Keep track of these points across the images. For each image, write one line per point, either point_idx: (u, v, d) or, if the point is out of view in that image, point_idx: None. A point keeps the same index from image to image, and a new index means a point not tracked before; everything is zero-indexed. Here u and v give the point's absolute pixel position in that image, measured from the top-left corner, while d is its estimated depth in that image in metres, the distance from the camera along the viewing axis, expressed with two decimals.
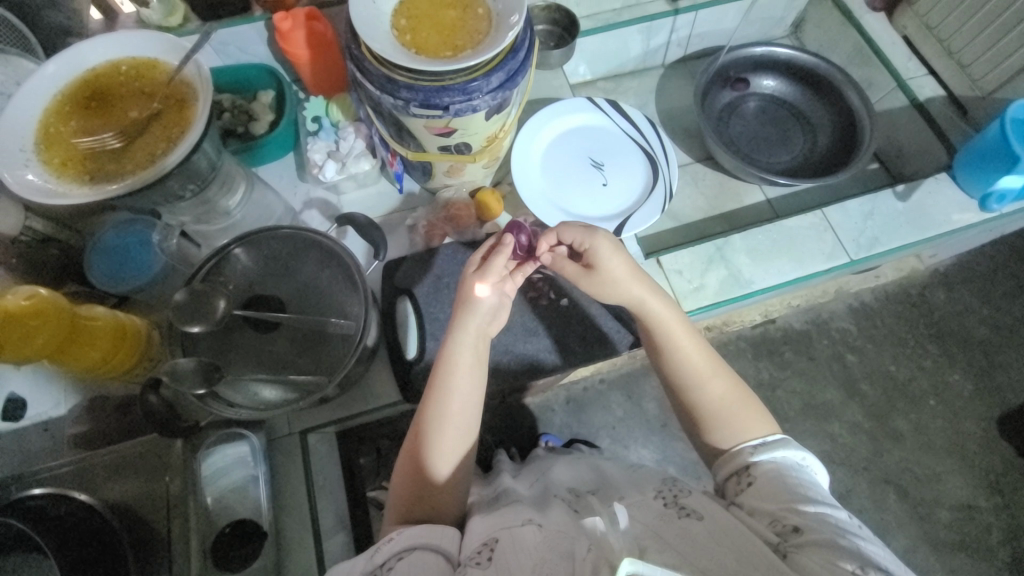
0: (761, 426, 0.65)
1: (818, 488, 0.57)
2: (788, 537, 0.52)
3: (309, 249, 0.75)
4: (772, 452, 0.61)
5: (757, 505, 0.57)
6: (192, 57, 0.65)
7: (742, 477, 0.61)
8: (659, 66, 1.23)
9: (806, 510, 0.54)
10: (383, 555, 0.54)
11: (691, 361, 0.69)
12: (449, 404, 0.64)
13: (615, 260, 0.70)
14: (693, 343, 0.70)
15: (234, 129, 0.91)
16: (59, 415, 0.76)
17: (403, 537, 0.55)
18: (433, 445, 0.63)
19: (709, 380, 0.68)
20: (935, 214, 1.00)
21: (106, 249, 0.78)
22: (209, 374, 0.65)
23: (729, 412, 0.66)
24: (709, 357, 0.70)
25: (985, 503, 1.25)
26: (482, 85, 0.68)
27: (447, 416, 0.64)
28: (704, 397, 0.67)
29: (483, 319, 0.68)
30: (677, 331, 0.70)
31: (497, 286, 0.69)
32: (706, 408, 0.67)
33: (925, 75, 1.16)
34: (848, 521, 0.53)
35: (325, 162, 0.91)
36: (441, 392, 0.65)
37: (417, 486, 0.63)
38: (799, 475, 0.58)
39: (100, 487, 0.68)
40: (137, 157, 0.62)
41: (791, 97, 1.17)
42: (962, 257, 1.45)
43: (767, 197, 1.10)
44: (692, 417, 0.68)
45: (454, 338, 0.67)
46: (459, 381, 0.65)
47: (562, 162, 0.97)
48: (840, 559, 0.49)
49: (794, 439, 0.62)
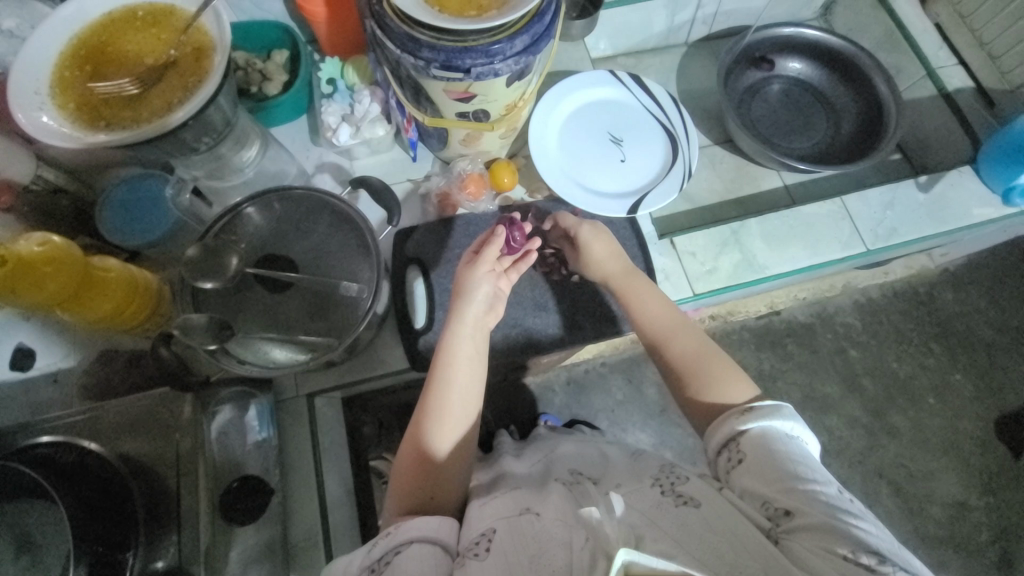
0: (742, 388, 0.66)
1: (808, 460, 0.57)
2: (779, 521, 0.53)
3: (321, 212, 0.74)
4: (761, 420, 0.60)
5: (750, 487, 0.56)
6: (210, 4, 0.63)
7: (731, 454, 0.60)
8: (681, 44, 1.20)
9: (797, 490, 0.54)
10: (381, 549, 0.55)
11: (664, 326, 0.74)
12: (448, 393, 0.65)
13: (596, 238, 0.81)
14: (667, 312, 0.75)
15: (248, 87, 0.89)
16: (68, 366, 0.77)
17: (403, 530, 0.55)
18: (433, 430, 0.64)
19: (677, 338, 0.72)
20: (956, 207, 0.98)
21: (119, 203, 0.77)
22: (221, 331, 0.65)
23: (700, 366, 0.69)
24: (681, 321, 0.74)
25: (977, 502, 1.26)
26: (505, 48, 0.66)
27: (445, 402, 0.65)
28: (679, 360, 0.71)
29: (480, 309, 0.70)
30: (649, 302, 0.77)
31: (492, 276, 0.71)
32: (682, 366, 0.70)
33: (954, 64, 1.12)
34: (835, 496, 0.53)
35: (339, 125, 0.89)
36: (442, 382, 0.66)
37: (419, 475, 0.63)
38: (788, 448, 0.57)
39: (110, 439, 0.66)
40: (153, 104, 0.61)
41: (816, 81, 1.14)
42: (974, 256, 1.43)
43: (784, 184, 1.08)
44: (673, 376, 0.71)
45: (452, 327, 0.69)
46: (458, 368, 0.67)
47: (581, 136, 0.95)
48: (836, 545, 0.49)
49: (785, 406, 0.60)
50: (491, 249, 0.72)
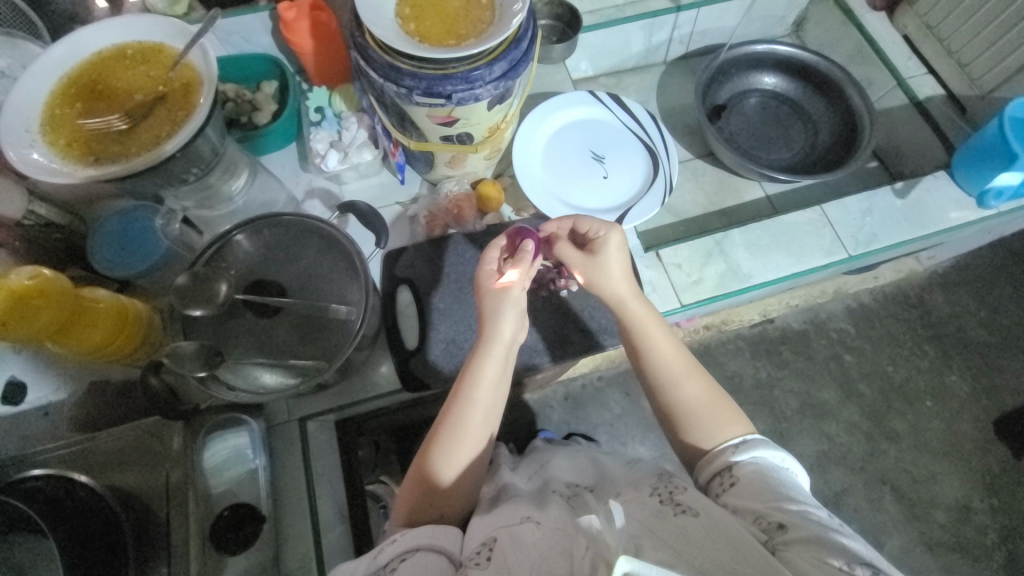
0: (736, 425, 0.66)
1: (798, 488, 0.57)
2: (774, 534, 0.52)
3: (310, 236, 0.75)
4: (752, 452, 0.61)
5: (742, 503, 0.56)
6: (197, 42, 0.65)
7: (725, 477, 0.61)
8: (660, 63, 1.23)
9: (790, 509, 0.53)
10: (386, 556, 0.54)
11: (666, 362, 0.70)
12: (470, 415, 0.64)
13: (618, 257, 0.73)
14: (671, 344, 0.71)
15: (238, 118, 0.92)
16: (60, 399, 0.76)
17: (406, 538, 0.55)
18: (444, 451, 0.63)
19: (682, 385, 0.69)
20: (933, 211, 1.00)
21: (111, 234, 0.79)
22: (210, 356, 0.66)
23: (704, 416, 0.66)
24: (687, 361, 0.70)
25: (980, 504, 1.25)
26: (485, 74, 0.68)
27: (465, 424, 0.64)
28: (686, 396, 0.68)
29: (512, 327, 0.69)
30: (653, 329, 0.72)
31: (518, 300, 0.69)
32: (682, 413, 0.67)
33: (924, 74, 1.16)
34: (829, 519, 0.52)
35: (327, 151, 0.91)
36: (464, 399, 0.65)
37: (429, 490, 0.63)
38: (779, 475, 0.58)
39: (100, 471, 0.67)
40: (142, 138, 0.62)
41: (791, 94, 1.18)
42: (960, 258, 1.45)
43: (766, 194, 1.11)
44: (668, 420, 0.69)
45: (484, 346, 0.68)
46: (482, 390, 0.65)
47: (564, 154, 0.98)
48: (826, 555, 0.48)
49: (772, 439, 0.62)
50: (516, 270, 0.69)
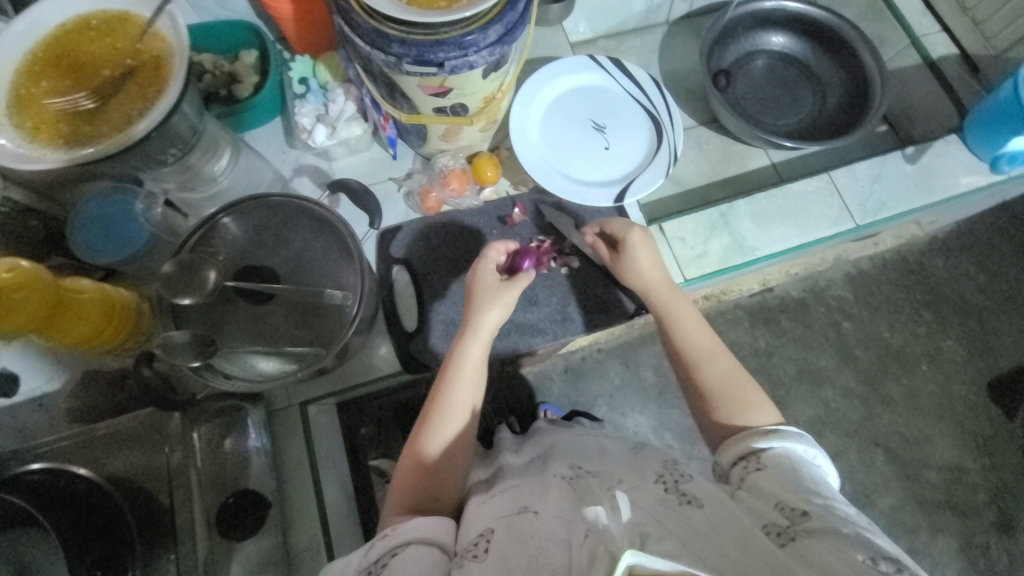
0: (766, 414, 0.65)
1: (826, 484, 0.55)
2: (797, 521, 0.51)
3: (300, 218, 0.72)
4: (782, 440, 0.60)
5: (765, 488, 0.55)
6: (165, 8, 0.60)
7: (749, 463, 0.59)
8: (662, 23, 1.17)
9: (815, 500, 0.52)
10: (378, 552, 0.54)
11: (695, 344, 0.71)
12: (457, 394, 0.66)
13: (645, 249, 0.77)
14: (701, 329, 0.72)
15: (217, 91, 0.87)
16: (53, 390, 0.75)
17: (398, 532, 0.55)
18: (435, 431, 0.64)
19: (705, 362, 0.69)
20: (943, 176, 0.98)
21: (89, 219, 0.73)
22: (204, 347, 0.63)
23: (733, 398, 0.66)
24: (711, 339, 0.71)
25: (972, 465, 1.28)
26: (479, 39, 0.64)
27: (452, 403, 0.66)
28: (713, 376, 0.68)
29: (495, 315, 0.71)
30: (682, 315, 0.73)
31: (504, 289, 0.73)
32: (709, 389, 0.68)
33: (939, 31, 1.10)
34: (857, 516, 0.51)
35: (314, 126, 0.87)
36: (451, 381, 0.67)
37: (423, 473, 0.62)
38: (808, 469, 0.56)
39: (100, 460, 0.65)
40: (112, 118, 0.58)
41: (799, 55, 1.12)
42: (962, 223, 1.43)
43: (772, 162, 1.07)
44: (698, 396, 0.69)
45: (468, 331, 0.70)
46: (468, 370, 0.68)
47: (564, 124, 0.93)
48: (850, 548, 0.47)
49: (806, 433, 0.60)
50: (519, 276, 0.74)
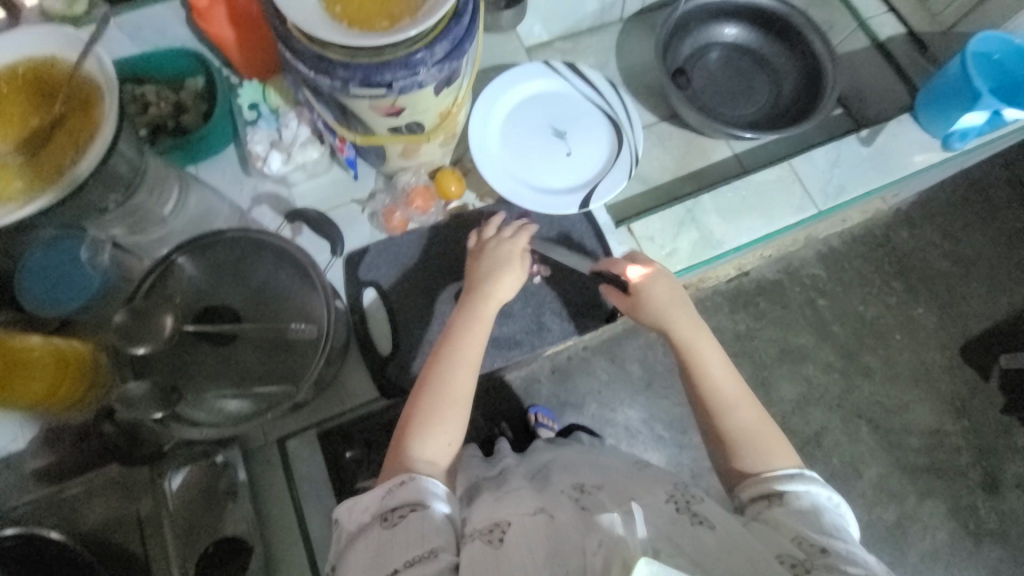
0: (789, 460, 0.63)
1: (846, 531, 0.54)
2: (814, 557, 0.50)
3: (260, 251, 0.70)
4: (806, 484, 0.59)
5: (784, 523, 0.55)
6: (90, 49, 0.57)
7: (770, 499, 0.59)
8: (617, 20, 1.17)
9: (836, 545, 0.51)
10: (397, 498, 0.55)
11: (718, 389, 0.69)
12: (470, 344, 0.69)
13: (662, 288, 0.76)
14: (726, 376, 0.70)
15: (164, 123, 0.83)
16: (18, 449, 0.73)
17: (415, 483, 0.56)
18: (451, 375, 0.66)
19: (728, 411, 0.67)
20: (898, 157, 1.00)
21: (35, 270, 0.70)
22: (166, 396, 0.61)
23: (757, 445, 0.64)
24: (738, 387, 0.69)
25: (952, 427, 1.32)
26: (426, 56, 0.62)
27: (467, 351, 0.68)
28: (737, 424, 0.66)
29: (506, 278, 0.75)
30: (707, 357, 0.71)
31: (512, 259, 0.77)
32: (731, 436, 0.66)
33: (885, 12, 1.13)
34: (879, 566, 0.49)
35: (268, 153, 0.84)
36: (463, 329, 0.69)
37: (436, 415, 0.64)
38: (829, 515, 0.55)
39: (73, 517, 0.68)
40: (44, 169, 0.55)
41: (753, 44, 1.13)
42: (923, 194, 1.47)
43: (734, 153, 1.08)
44: (719, 441, 0.67)
45: (484, 290, 0.73)
46: (479, 324, 0.71)
47: (524, 133, 0.92)
48: None
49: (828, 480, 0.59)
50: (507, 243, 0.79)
